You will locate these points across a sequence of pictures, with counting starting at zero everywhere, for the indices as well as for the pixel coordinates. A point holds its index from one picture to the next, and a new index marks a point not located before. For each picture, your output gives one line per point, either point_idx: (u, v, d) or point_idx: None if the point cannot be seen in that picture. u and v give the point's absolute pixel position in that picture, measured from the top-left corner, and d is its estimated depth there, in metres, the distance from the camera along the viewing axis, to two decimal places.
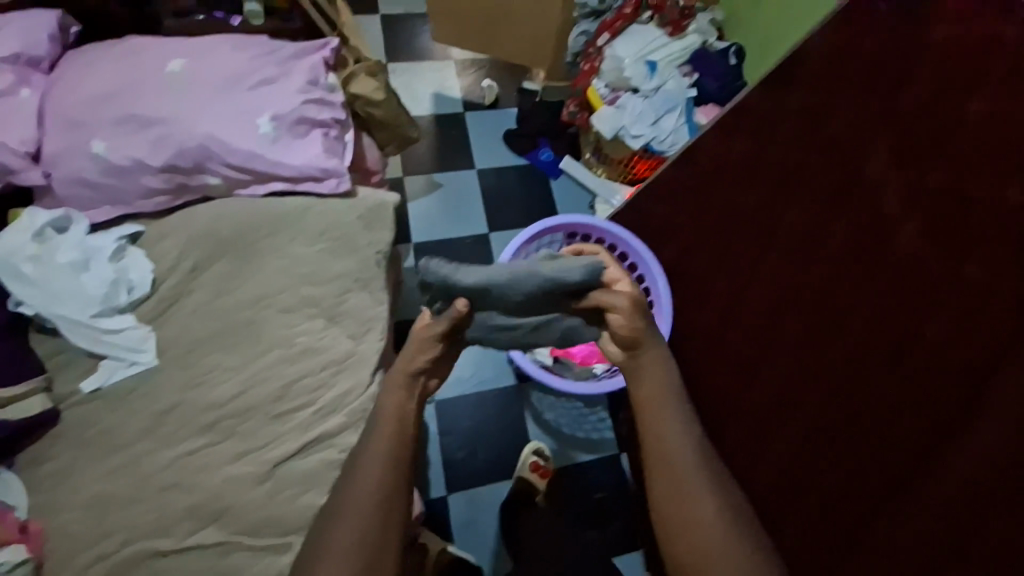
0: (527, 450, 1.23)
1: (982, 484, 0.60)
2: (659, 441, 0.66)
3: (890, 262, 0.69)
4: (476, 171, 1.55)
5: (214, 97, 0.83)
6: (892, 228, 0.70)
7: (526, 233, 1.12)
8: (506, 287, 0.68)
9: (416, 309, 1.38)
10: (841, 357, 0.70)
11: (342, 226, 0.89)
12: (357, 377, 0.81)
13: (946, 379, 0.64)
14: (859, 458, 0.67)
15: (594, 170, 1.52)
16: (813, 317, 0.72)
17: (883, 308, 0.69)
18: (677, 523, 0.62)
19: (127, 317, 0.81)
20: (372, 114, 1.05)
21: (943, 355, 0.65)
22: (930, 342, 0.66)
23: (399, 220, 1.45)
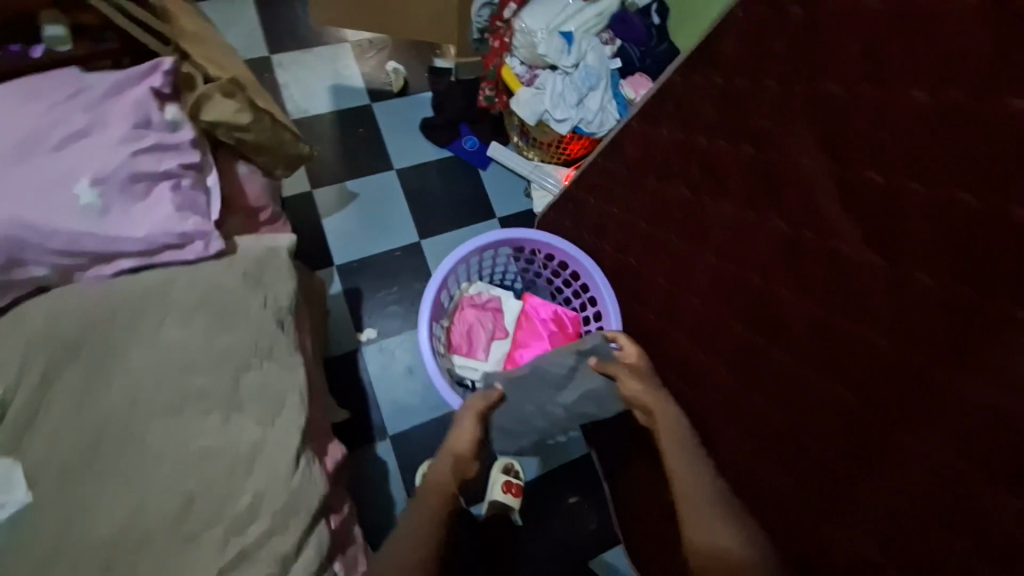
0: (496, 469, 1.19)
1: (938, 490, 0.54)
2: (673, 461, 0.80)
3: (822, 262, 0.64)
4: (395, 172, 1.41)
5: (7, 167, 0.65)
6: (830, 226, 0.62)
7: (461, 252, 0.97)
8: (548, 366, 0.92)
9: (351, 337, 1.26)
10: (791, 357, 0.71)
11: (223, 294, 0.75)
12: (276, 469, 0.72)
13: (892, 379, 0.58)
14: (821, 451, 0.68)
15: (524, 153, 1.42)
16: (759, 316, 0.75)
17: (822, 306, 0.65)
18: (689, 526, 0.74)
19: None
20: (243, 139, 0.87)
21: (882, 356, 0.59)
22: (868, 346, 0.60)
23: (317, 241, 1.32)
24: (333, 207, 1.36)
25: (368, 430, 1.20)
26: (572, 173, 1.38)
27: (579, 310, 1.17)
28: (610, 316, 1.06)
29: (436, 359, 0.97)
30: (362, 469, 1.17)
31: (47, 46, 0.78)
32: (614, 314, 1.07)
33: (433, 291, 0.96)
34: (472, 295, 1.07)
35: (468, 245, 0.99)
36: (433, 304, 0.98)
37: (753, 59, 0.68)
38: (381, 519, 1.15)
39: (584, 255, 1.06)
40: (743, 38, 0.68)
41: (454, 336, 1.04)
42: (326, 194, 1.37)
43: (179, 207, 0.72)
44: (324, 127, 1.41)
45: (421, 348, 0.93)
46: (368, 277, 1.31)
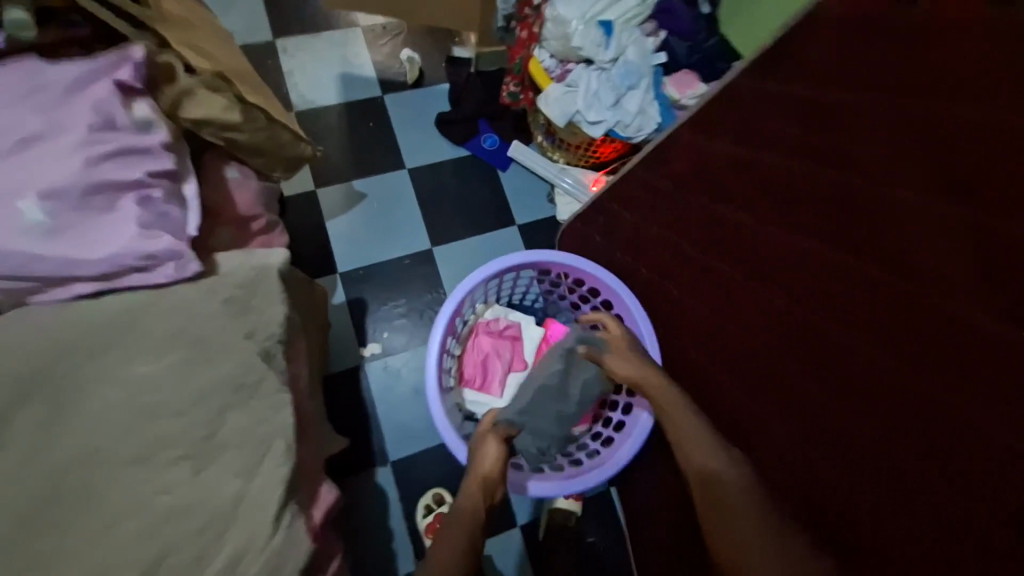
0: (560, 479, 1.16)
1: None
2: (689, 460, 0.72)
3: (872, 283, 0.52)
4: (407, 171, 1.29)
5: None
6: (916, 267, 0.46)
7: (482, 273, 0.90)
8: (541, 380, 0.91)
9: (353, 353, 1.16)
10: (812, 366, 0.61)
11: (199, 324, 0.65)
12: (254, 532, 0.62)
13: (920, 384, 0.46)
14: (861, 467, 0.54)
15: (548, 154, 1.29)
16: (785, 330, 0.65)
17: (854, 307, 0.54)
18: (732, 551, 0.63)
19: None
20: (235, 139, 0.76)
21: (907, 350, 0.47)
22: (894, 344, 0.49)
23: (320, 245, 1.21)
24: (339, 208, 1.25)
25: (368, 455, 1.10)
26: (602, 178, 1.24)
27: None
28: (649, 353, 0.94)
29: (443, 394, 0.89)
30: (360, 498, 1.08)
31: (7, 32, 0.65)
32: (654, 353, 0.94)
33: (446, 315, 0.88)
34: (489, 321, 1.00)
35: (487, 268, 0.90)
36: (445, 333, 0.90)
37: (838, 66, 0.50)
38: (379, 553, 1.05)
39: (616, 281, 0.96)
40: (826, 41, 0.51)
41: (466, 367, 0.98)
42: (331, 194, 1.26)
43: (145, 225, 0.62)
44: (330, 120, 1.30)
45: (427, 384, 0.86)
46: (373, 286, 1.20)
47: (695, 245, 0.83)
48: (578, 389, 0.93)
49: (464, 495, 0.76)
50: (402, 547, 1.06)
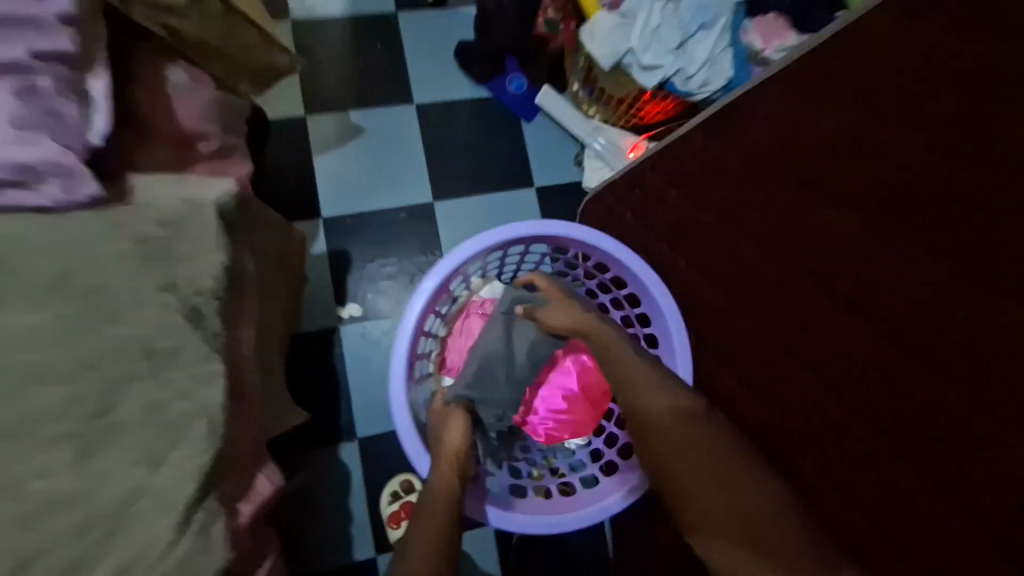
0: None
1: None
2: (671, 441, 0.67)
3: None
4: (415, 108, 1.09)
5: None
6: None
7: (483, 241, 0.73)
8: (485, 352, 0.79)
9: (329, 311, 1.01)
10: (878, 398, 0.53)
11: (101, 273, 0.51)
12: (152, 534, 0.51)
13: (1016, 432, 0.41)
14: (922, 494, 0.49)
15: (583, 108, 1.09)
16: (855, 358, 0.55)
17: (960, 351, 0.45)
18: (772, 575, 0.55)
19: None
20: (182, 31, 0.59)
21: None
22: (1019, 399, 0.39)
23: (304, 183, 1.04)
24: (330, 142, 1.07)
25: (333, 430, 0.97)
26: (642, 144, 1.04)
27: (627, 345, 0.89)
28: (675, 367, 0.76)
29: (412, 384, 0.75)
30: (321, 474, 0.95)
31: None
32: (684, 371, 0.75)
33: (428, 287, 0.72)
34: (483, 303, 0.85)
35: (484, 239, 0.73)
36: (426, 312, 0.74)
37: None
38: (334, 535, 0.94)
39: (651, 274, 0.75)
40: None
41: (450, 352, 0.84)
42: (324, 124, 1.07)
43: (24, 124, 0.48)
44: (331, 36, 1.09)
45: (394, 369, 0.71)
46: (361, 238, 1.04)
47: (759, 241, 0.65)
48: (528, 349, 0.80)
49: (436, 477, 0.66)
50: (362, 534, 0.94)
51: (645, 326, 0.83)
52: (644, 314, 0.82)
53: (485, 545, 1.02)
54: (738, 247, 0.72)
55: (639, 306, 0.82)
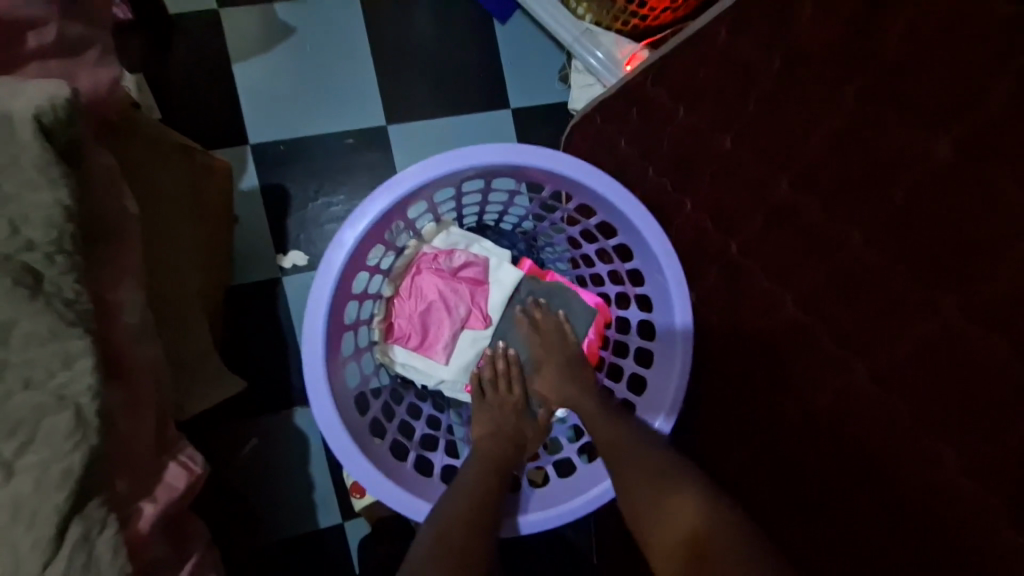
0: None
1: None
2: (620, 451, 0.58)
3: None
4: (359, 1, 0.87)
5: None
6: None
7: (424, 176, 0.57)
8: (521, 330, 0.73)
9: (267, 260, 0.85)
10: (904, 366, 0.44)
11: None
12: (15, 555, 0.39)
13: None
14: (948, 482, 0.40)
15: (571, 4, 0.87)
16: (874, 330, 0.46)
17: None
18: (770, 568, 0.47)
19: None
20: None
21: None
22: None
23: (224, 100, 0.84)
24: (253, 45, 0.85)
25: (283, 394, 0.85)
26: (642, 53, 0.83)
27: (608, 305, 0.76)
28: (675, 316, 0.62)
29: (340, 361, 0.61)
30: (272, 442, 0.85)
31: None
32: (682, 339, 0.63)
33: (355, 238, 0.57)
34: (436, 256, 0.71)
35: (429, 170, 0.57)
36: (357, 267, 0.60)
37: None
38: (293, 504, 0.85)
39: (644, 218, 0.61)
40: None
41: (399, 317, 0.71)
42: (242, 22, 0.84)
43: None
44: None
45: (315, 340, 0.57)
46: (301, 170, 0.86)
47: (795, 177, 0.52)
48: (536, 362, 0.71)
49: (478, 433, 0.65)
50: (323, 503, 0.86)
51: (637, 285, 0.70)
52: (636, 270, 0.69)
53: None
54: (759, 182, 0.57)
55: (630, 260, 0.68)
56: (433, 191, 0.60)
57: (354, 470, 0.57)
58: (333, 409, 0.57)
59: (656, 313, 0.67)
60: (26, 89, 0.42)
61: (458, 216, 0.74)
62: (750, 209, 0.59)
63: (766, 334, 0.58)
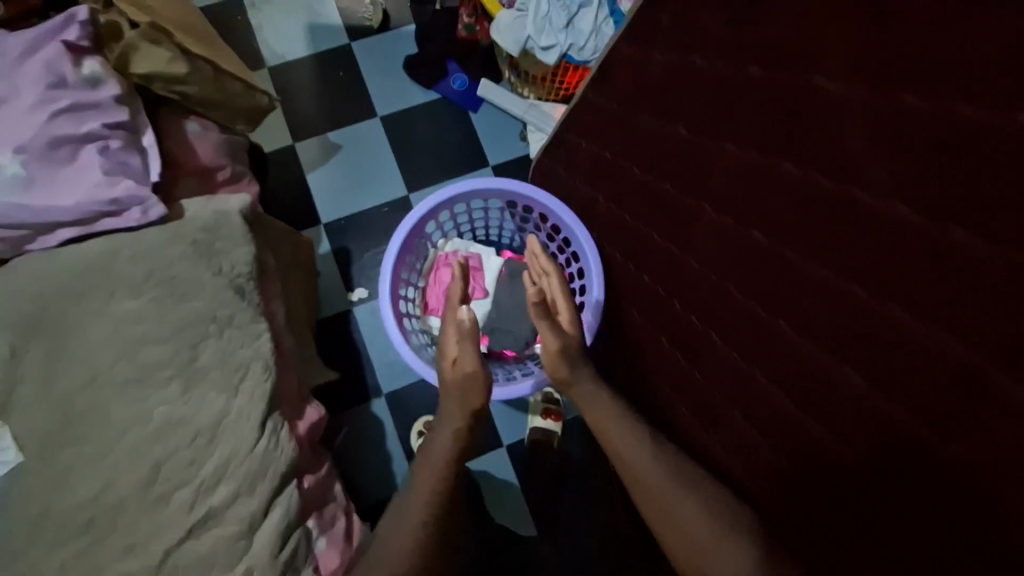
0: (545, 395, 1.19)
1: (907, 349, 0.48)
2: (632, 469, 0.77)
3: (780, 183, 0.59)
4: (379, 119, 1.31)
5: None
6: (814, 143, 0.53)
7: (433, 198, 0.93)
8: (504, 293, 1.03)
9: (341, 297, 1.23)
10: (727, 256, 0.72)
11: (171, 268, 0.72)
12: (240, 438, 0.72)
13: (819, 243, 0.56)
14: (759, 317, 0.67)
15: (518, 91, 1.27)
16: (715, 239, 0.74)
17: (767, 211, 0.63)
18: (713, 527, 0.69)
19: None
20: (187, 93, 0.79)
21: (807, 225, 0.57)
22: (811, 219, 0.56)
23: (302, 198, 1.27)
24: (317, 161, 1.29)
25: (362, 390, 1.19)
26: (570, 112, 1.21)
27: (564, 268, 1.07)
28: (593, 258, 0.95)
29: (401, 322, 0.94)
30: (358, 427, 1.17)
31: (99, 79, 0.67)
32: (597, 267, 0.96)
33: (398, 239, 0.92)
34: (448, 253, 1.05)
35: (434, 195, 0.93)
36: (401, 258, 0.94)
37: None
38: (381, 472, 1.15)
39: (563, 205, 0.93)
40: None
41: (430, 298, 1.04)
42: (309, 148, 1.30)
43: (109, 171, 0.65)
44: (301, 71, 1.32)
45: (382, 303, 0.91)
46: (357, 235, 1.26)
47: (651, 167, 0.84)
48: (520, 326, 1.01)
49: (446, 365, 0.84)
50: (400, 470, 1.15)
51: (569, 248, 1.04)
52: (567, 238, 1.03)
53: (503, 471, 1.19)
54: (635, 175, 0.89)
55: (561, 233, 1.03)
56: (437, 208, 0.96)
57: (417, 365, 0.90)
58: (402, 338, 0.90)
59: (583, 260, 1.01)
60: (223, 204, 0.80)
61: (458, 232, 1.09)
62: (640, 195, 0.90)
63: (670, 270, 0.87)
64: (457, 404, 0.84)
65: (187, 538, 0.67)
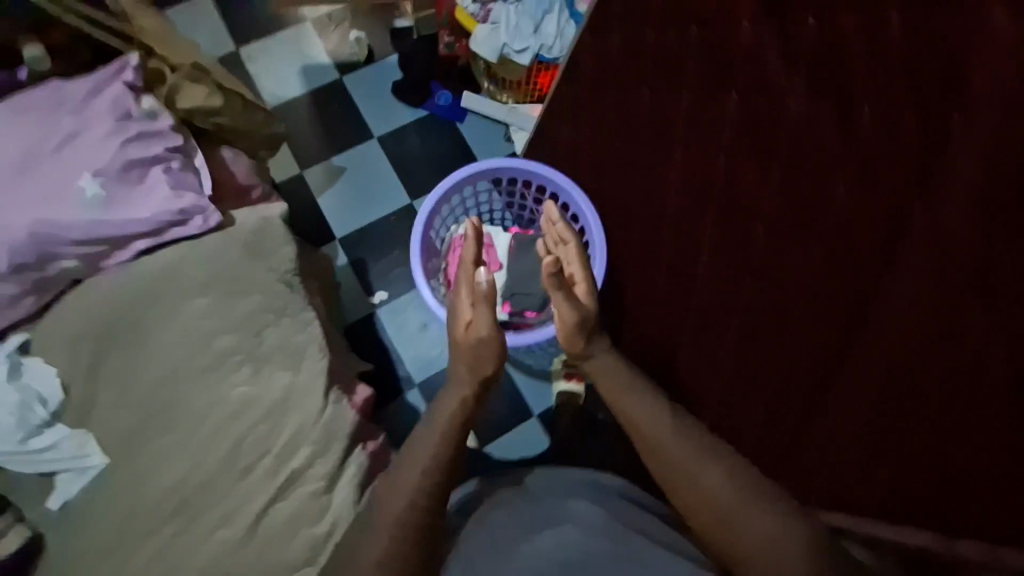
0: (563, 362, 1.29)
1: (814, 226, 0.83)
2: (649, 439, 0.74)
3: None
4: (377, 139, 1.44)
5: (31, 171, 0.73)
6: None
7: (446, 183, 1.02)
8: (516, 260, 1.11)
9: (364, 302, 1.33)
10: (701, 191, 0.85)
11: (230, 267, 0.82)
12: (308, 409, 0.81)
13: None
14: None
15: (498, 97, 1.42)
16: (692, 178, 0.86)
17: None
18: (732, 503, 0.66)
19: (79, 438, 0.75)
20: (221, 124, 0.90)
21: None
22: None
23: (316, 219, 1.39)
24: (325, 184, 1.41)
25: (395, 384, 1.27)
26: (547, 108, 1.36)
27: None
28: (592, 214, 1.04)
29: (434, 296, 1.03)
30: (396, 419, 1.25)
31: (155, 109, 0.80)
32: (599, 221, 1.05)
33: (420, 222, 1.01)
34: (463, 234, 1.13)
35: (446, 180, 1.02)
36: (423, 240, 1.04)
37: None
38: None
39: (543, 167, 0.99)
40: None
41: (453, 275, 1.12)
42: (315, 173, 1.42)
43: (175, 186, 0.78)
44: (300, 108, 1.46)
45: (417, 278, 0.99)
46: (370, 245, 1.37)
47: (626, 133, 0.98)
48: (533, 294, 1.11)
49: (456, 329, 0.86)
50: None
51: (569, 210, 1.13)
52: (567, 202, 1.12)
53: (536, 439, 1.29)
54: None
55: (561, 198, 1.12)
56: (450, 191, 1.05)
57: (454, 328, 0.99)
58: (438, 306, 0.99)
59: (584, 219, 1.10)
60: (267, 211, 0.90)
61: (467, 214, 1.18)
62: None
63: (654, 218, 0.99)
64: (466, 368, 0.84)
65: (276, 500, 0.75)
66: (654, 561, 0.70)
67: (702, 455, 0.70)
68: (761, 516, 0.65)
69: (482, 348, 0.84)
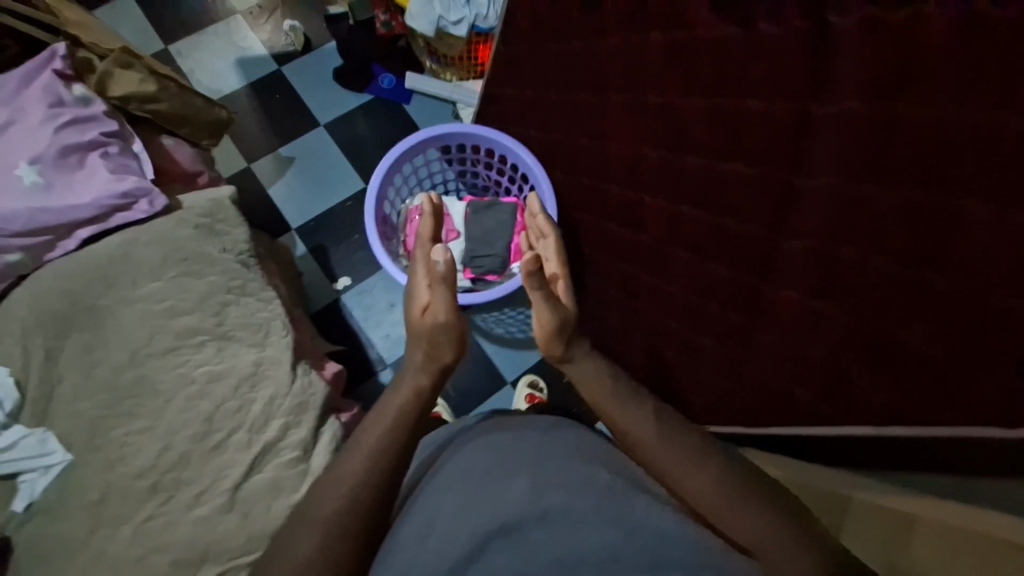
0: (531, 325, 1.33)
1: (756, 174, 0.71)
2: (637, 442, 0.66)
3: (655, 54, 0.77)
4: (323, 127, 1.44)
5: None
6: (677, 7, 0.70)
7: (395, 152, 1.03)
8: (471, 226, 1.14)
9: (327, 289, 1.33)
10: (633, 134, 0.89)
11: (183, 247, 0.81)
12: (278, 380, 0.81)
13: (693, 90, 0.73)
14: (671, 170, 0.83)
15: (440, 76, 1.43)
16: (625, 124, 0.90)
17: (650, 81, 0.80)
18: (718, 506, 0.58)
19: (39, 435, 0.74)
20: (158, 111, 0.88)
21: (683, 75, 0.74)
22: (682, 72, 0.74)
23: (268, 211, 1.37)
24: (274, 176, 1.40)
25: (367, 365, 1.28)
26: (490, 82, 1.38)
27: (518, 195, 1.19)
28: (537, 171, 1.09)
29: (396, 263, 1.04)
30: (372, 399, 1.26)
31: (88, 96, 0.81)
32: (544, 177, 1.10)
33: (372, 191, 1.02)
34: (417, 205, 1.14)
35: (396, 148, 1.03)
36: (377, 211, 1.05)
37: None
38: None
39: (480, 127, 1.06)
40: None
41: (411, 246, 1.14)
42: (263, 166, 1.40)
43: (114, 169, 0.79)
44: (241, 102, 1.43)
45: (374, 246, 1.00)
46: (327, 232, 1.37)
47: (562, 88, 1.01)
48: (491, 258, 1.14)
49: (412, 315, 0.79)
50: None
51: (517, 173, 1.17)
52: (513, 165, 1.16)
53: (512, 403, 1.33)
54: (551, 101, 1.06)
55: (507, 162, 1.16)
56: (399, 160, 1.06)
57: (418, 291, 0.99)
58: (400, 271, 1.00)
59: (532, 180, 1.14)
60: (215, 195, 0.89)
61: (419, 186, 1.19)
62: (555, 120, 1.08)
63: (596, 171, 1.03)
64: (422, 346, 0.75)
65: (252, 471, 0.76)
66: (643, 516, 0.55)
67: (691, 454, 0.62)
68: (747, 516, 0.57)
69: (438, 333, 0.75)
